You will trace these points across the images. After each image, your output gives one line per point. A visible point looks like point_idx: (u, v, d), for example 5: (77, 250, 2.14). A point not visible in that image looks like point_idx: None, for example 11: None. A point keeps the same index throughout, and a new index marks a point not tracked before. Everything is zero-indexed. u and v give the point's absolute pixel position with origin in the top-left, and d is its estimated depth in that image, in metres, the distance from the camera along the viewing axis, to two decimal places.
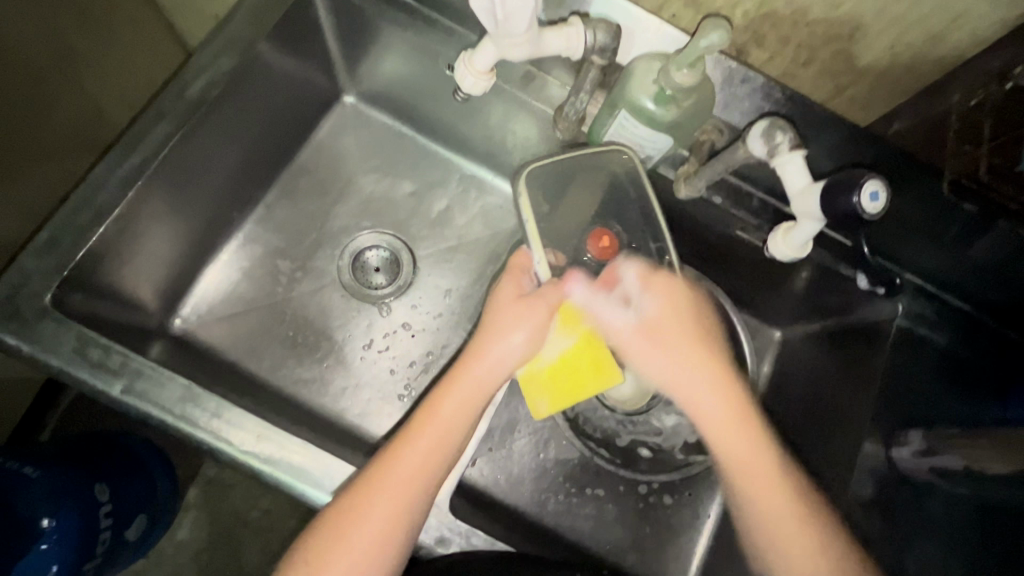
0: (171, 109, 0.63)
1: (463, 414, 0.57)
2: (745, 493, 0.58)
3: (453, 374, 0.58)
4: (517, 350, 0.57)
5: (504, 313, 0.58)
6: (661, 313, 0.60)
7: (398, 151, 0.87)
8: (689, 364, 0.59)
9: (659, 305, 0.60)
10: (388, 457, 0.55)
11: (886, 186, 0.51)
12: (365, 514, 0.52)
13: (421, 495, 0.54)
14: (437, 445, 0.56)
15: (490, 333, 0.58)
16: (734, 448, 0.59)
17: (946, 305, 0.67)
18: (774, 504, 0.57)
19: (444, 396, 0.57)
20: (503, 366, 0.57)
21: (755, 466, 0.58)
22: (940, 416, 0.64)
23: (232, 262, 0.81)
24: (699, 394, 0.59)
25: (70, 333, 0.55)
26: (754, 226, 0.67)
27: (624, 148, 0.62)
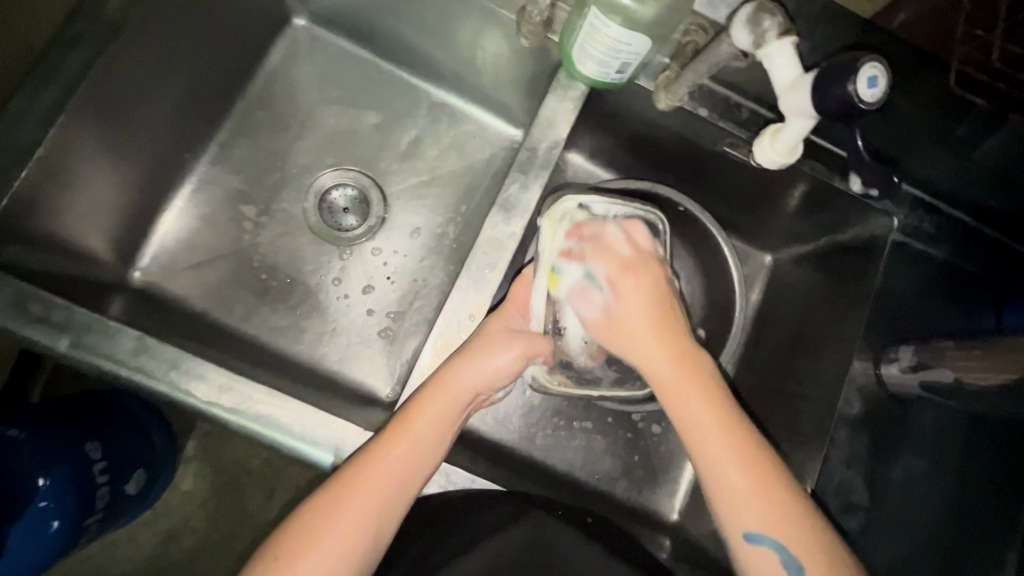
0: (87, 31, 0.56)
1: (440, 427, 0.53)
2: (708, 469, 0.49)
3: (426, 390, 0.54)
4: (493, 373, 0.56)
5: (485, 337, 0.56)
6: (630, 302, 0.54)
7: (360, 77, 0.80)
8: (652, 332, 0.53)
9: (631, 293, 0.54)
10: (358, 476, 0.49)
11: (885, 70, 0.46)
12: (326, 532, 0.48)
13: (391, 514, 0.50)
14: (411, 460, 0.51)
15: (468, 355, 0.55)
16: (687, 406, 0.51)
17: (944, 216, 0.63)
18: (730, 464, 0.49)
19: (419, 411, 0.53)
20: (474, 387, 0.55)
21: (705, 417, 0.50)
22: (937, 329, 0.61)
23: (189, 208, 0.76)
24: (665, 374, 0.52)
25: (7, 286, 0.52)
26: (744, 139, 0.62)
27: (595, 55, 0.54)
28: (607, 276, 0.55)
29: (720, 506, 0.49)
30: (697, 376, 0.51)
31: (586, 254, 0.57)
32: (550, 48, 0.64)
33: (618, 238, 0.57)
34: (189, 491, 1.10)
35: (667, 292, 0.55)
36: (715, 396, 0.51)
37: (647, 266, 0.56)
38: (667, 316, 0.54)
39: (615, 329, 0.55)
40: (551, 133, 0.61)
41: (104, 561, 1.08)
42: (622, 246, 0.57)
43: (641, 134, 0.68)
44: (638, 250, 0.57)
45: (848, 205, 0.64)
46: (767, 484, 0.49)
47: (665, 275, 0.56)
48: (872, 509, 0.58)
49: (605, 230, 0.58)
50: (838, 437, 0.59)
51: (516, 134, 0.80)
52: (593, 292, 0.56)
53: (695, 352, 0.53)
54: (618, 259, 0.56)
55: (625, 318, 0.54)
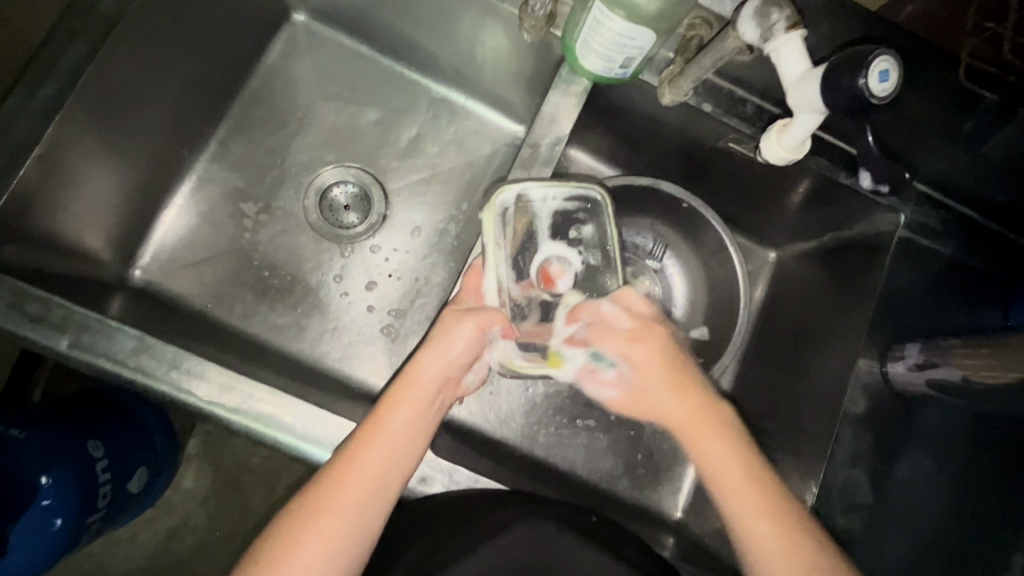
0: (83, 27, 0.56)
1: (414, 420, 0.52)
2: (739, 523, 0.50)
3: (395, 387, 0.54)
4: (454, 361, 0.54)
5: (443, 325, 0.55)
6: (644, 374, 0.54)
7: (360, 74, 0.79)
8: (673, 394, 0.53)
9: (644, 362, 0.54)
10: (335, 477, 0.49)
11: (897, 63, 0.45)
12: (308, 536, 0.48)
13: (370, 512, 0.49)
14: (388, 457, 0.50)
15: (429, 348, 0.55)
16: (717, 465, 0.51)
17: (951, 213, 0.62)
18: (756, 516, 0.49)
19: (390, 407, 0.52)
20: (440, 377, 0.54)
21: (732, 474, 0.51)
22: (944, 327, 0.60)
23: (189, 206, 0.75)
24: (692, 435, 0.53)
25: (6, 285, 0.51)
26: (748, 135, 0.61)
27: (598, 49, 0.53)
28: (615, 353, 0.54)
29: (752, 559, 0.49)
30: (720, 433, 0.52)
31: (589, 338, 0.55)
32: (552, 43, 0.64)
33: (618, 314, 0.55)
34: (191, 489, 1.10)
35: (676, 353, 0.55)
36: (739, 448, 0.52)
37: (652, 332, 0.55)
38: (679, 379, 0.54)
39: (635, 403, 0.55)
40: (553, 129, 0.60)
41: (107, 559, 1.08)
42: (622, 319, 0.55)
43: (645, 130, 0.67)
44: (639, 317, 0.56)
45: (854, 201, 0.63)
46: (773, 509, 0.50)
47: (670, 336, 0.56)
48: (877, 508, 0.57)
49: (601, 308, 0.56)
50: (843, 435, 0.58)
51: (517, 131, 0.79)
52: (603, 371, 0.56)
53: (715, 406, 0.53)
54: (623, 334, 0.54)
55: (646, 387, 0.54)
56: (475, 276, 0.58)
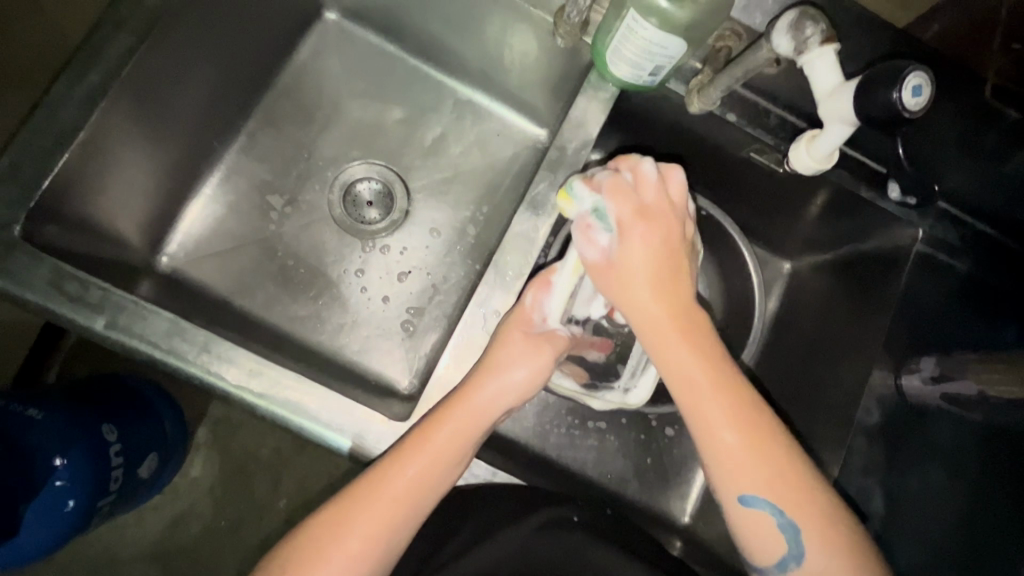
0: (130, 18, 0.58)
1: (458, 446, 0.52)
2: (701, 430, 0.49)
3: (446, 406, 0.54)
4: (515, 389, 0.55)
5: (511, 348, 0.55)
6: (635, 247, 0.53)
7: (387, 73, 0.80)
8: (656, 290, 0.52)
9: (639, 241, 0.53)
10: (372, 487, 0.50)
11: (929, 79, 0.47)
12: (336, 544, 0.49)
13: (403, 528, 0.50)
14: (428, 478, 0.51)
15: (490, 368, 0.55)
16: (681, 363, 0.50)
17: (969, 229, 0.63)
18: (723, 425, 0.49)
19: (437, 427, 0.52)
20: (497, 402, 0.54)
21: (701, 380, 0.50)
22: (960, 341, 0.60)
23: (216, 196, 0.77)
24: (660, 323, 0.52)
25: (45, 266, 0.53)
26: (771, 146, 0.62)
27: (629, 55, 0.54)
28: (619, 218, 0.54)
29: (712, 468, 0.49)
30: (694, 336, 0.51)
31: (604, 186, 0.55)
32: (581, 49, 0.65)
33: (651, 178, 0.55)
34: (199, 477, 1.11)
35: (672, 255, 0.54)
36: (716, 360, 0.50)
37: (663, 220, 0.54)
38: (668, 278, 0.53)
39: (614, 271, 0.53)
40: (580, 132, 0.62)
41: (113, 543, 1.09)
42: (650, 186, 0.55)
43: (667, 137, 0.68)
44: (665, 198, 0.55)
45: (873, 214, 0.64)
46: (757, 445, 0.49)
47: (678, 233, 0.55)
48: (888, 518, 0.58)
49: (640, 165, 0.56)
50: (855, 445, 0.59)
51: (539, 134, 0.81)
52: (599, 232, 0.54)
53: (694, 316, 0.52)
54: (632, 203, 0.54)
55: (625, 266, 0.53)
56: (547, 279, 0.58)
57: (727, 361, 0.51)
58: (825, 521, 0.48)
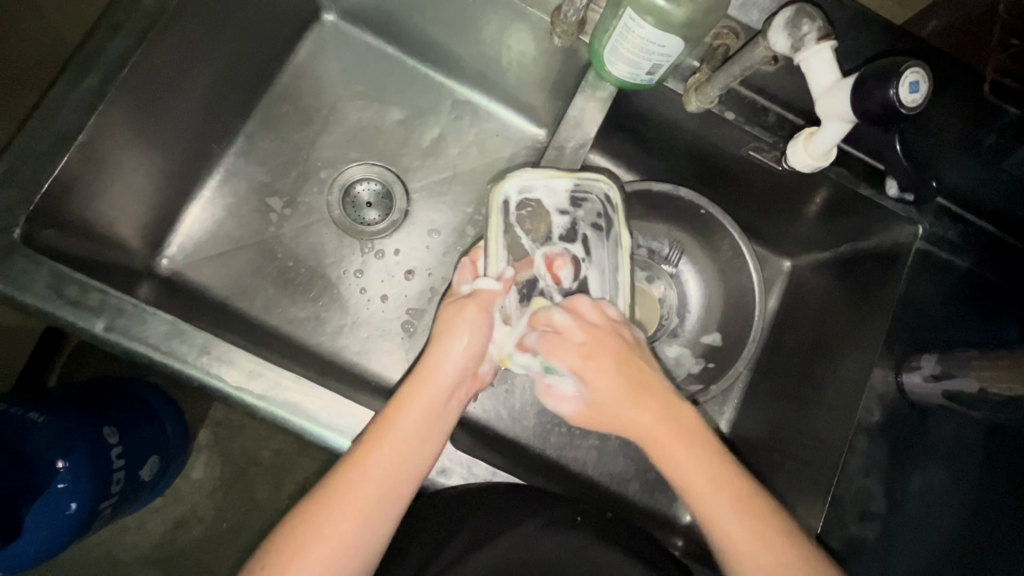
0: (128, 22, 0.58)
1: (425, 425, 0.52)
2: (718, 533, 0.49)
3: (410, 385, 0.54)
4: (463, 353, 0.53)
5: (445, 317, 0.54)
6: (598, 388, 0.50)
7: (386, 74, 0.80)
8: (633, 405, 0.50)
9: (596, 377, 0.50)
10: (346, 473, 0.50)
11: (926, 75, 0.47)
12: (315, 533, 0.48)
13: (379, 516, 0.50)
14: (397, 461, 0.50)
15: (438, 343, 0.54)
16: (685, 471, 0.49)
17: (969, 226, 0.63)
18: (732, 523, 0.48)
19: (402, 407, 0.52)
20: (453, 374, 0.54)
21: (703, 483, 0.49)
22: (960, 338, 0.60)
23: (215, 199, 0.77)
24: (650, 440, 0.50)
25: (44, 269, 0.53)
26: (770, 144, 0.62)
27: (627, 54, 0.54)
28: (568, 367, 0.51)
29: (729, 566, 0.49)
30: (687, 439, 0.50)
31: (539, 347, 0.52)
32: (578, 48, 0.65)
33: (570, 320, 0.52)
34: (201, 479, 1.11)
35: (632, 363, 0.51)
36: (711, 457, 0.50)
37: (605, 342, 0.51)
38: (635, 388, 0.51)
39: (598, 418, 0.51)
40: (578, 132, 0.61)
41: (115, 545, 1.09)
42: (575, 329, 0.51)
43: (666, 136, 0.68)
44: (595, 325, 0.52)
45: (873, 211, 0.64)
46: (762, 521, 0.48)
47: (626, 343, 0.52)
48: (890, 517, 0.58)
49: (553, 317, 0.52)
50: (857, 444, 0.58)
51: (537, 134, 0.81)
52: (560, 382, 0.52)
53: (684, 417, 0.51)
54: (575, 348, 0.51)
55: (599, 407, 0.51)
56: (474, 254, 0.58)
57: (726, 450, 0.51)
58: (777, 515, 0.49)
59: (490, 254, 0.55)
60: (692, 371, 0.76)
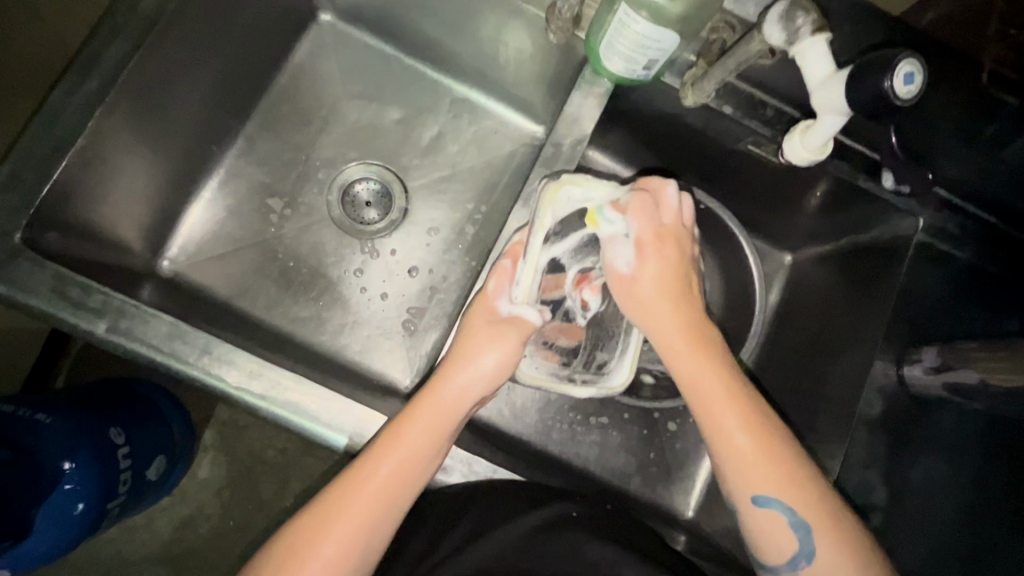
0: (126, 25, 0.58)
1: (431, 438, 0.53)
2: (714, 430, 0.51)
3: (418, 401, 0.54)
4: (482, 375, 0.56)
5: (470, 339, 0.57)
6: (651, 267, 0.57)
7: (384, 73, 0.81)
8: (672, 304, 0.56)
9: (657, 258, 0.57)
10: (349, 486, 0.50)
11: (920, 67, 0.46)
12: (317, 545, 0.49)
13: (381, 527, 0.51)
14: (402, 473, 0.51)
15: (456, 361, 0.56)
16: (693, 368, 0.53)
17: (970, 217, 0.62)
18: (737, 428, 0.50)
19: (408, 423, 0.53)
20: (467, 391, 0.56)
21: (712, 388, 0.52)
22: (960, 330, 0.60)
23: (216, 200, 0.77)
24: (674, 337, 0.55)
25: (47, 272, 0.53)
26: (768, 138, 0.62)
27: (623, 49, 0.54)
28: (640, 235, 0.57)
29: (721, 461, 0.51)
30: (704, 348, 0.54)
31: (629, 207, 0.58)
32: (575, 44, 0.65)
33: (673, 199, 0.59)
34: (207, 478, 1.12)
35: (688, 272, 0.58)
36: (726, 370, 0.52)
37: (680, 238, 0.59)
38: (681, 291, 0.57)
39: (634, 292, 0.57)
40: (575, 129, 0.61)
41: (124, 544, 1.10)
42: (670, 211, 0.58)
43: (664, 131, 0.68)
44: (681, 221, 0.59)
45: (873, 204, 0.64)
46: (772, 451, 0.50)
47: (691, 252, 0.59)
48: (892, 510, 0.58)
49: (664, 189, 0.59)
50: (858, 437, 0.58)
51: (536, 131, 0.81)
52: (622, 243, 0.58)
53: (707, 330, 0.55)
54: (656, 223, 0.58)
55: (643, 282, 0.57)
56: (515, 255, 0.58)
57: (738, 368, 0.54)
58: (777, 435, 0.51)
59: (530, 263, 0.57)
60: None
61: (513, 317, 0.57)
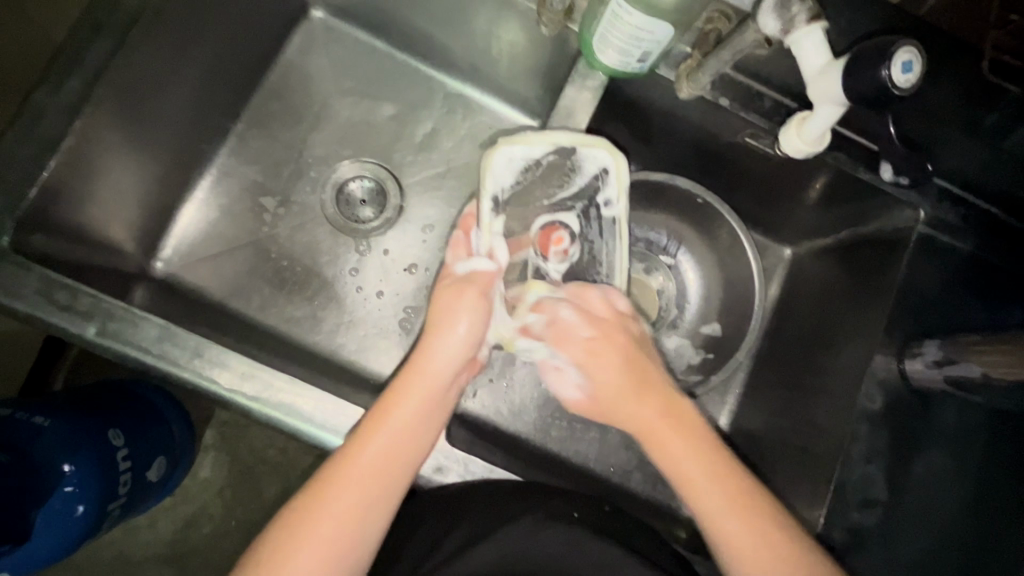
0: (110, 23, 0.57)
1: (419, 418, 0.53)
2: (708, 522, 0.51)
3: (402, 381, 0.54)
4: (460, 345, 0.55)
5: (441, 308, 0.56)
6: (603, 379, 0.55)
7: (377, 69, 0.80)
8: (638, 399, 0.54)
9: (599, 368, 0.55)
10: (339, 470, 0.50)
11: (920, 55, 0.45)
12: (309, 532, 0.48)
13: (374, 513, 0.50)
14: (391, 454, 0.51)
15: (434, 332, 0.56)
16: (678, 463, 0.52)
17: (971, 207, 0.61)
18: (725, 514, 0.50)
19: (394, 403, 0.52)
20: (449, 365, 0.55)
21: (695, 474, 0.51)
22: (960, 324, 0.59)
23: (208, 200, 0.77)
24: (651, 432, 0.54)
25: (35, 275, 0.53)
26: (765, 130, 0.61)
27: (616, 41, 0.53)
28: (573, 360, 0.56)
29: (723, 556, 0.50)
30: (681, 429, 0.53)
31: (544, 336, 0.56)
32: (567, 37, 0.64)
33: (573, 316, 0.56)
34: (207, 479, 1.12)
35: (635, 358, 0.56)
36: (700, 451, 0.52)
37: (612, 337, 0.56)
38: (641, 381, 0.55)
39: (599, 408, 0.56)
40: (569, 124, 0.60)
41: (126, 545, 1.10)
42: (577, 323, 0.56)
43: (661, 124, 0.67)
44: (602, 317, 0.56)
45: (874, 197, 0.63)
46: (753, 520, 0.50)
47: (634, 336, 0.57)
48: (892, 505, 0.57)
49: (559, 312, 0.56)
50: (858, 433, 0.58)
51: (531, 126, 0.80)
52: (567, 371, 0.57)
53: (680, 410, 0.54)
54: (580, 341, 0.56)
55: (602, 395, 0.55)
56: (466, 227, 0.59)
57: (718, 447, 0.53)
58: (749, 489, 0.52)
59: (485, 230, 0.58)
60: (694, 362, 0.74)
61: (470, 273, 0.57)
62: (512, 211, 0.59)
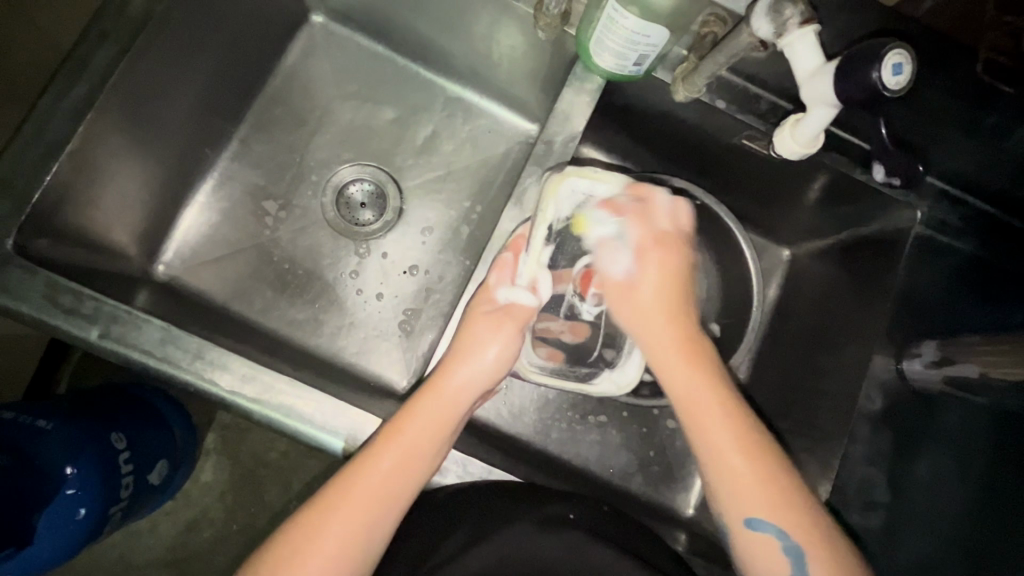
0: (115, 30, 0.58)
1: (430, 434, 0.53)
2: (710, 452, 0.50)
3: (419, 397, 0.55)
4: (482, 369, 0.57)
5: (469, 332, 0.58)
6: (650, 274, 0.56)
7: (377, 74, 0.80)
8: (668, 315, 0.55)
9: (654, 265, 0.56)
10: (348, 482, 0.50)
11: (910, 56, 0.46)
12: (314, 544, 0.48)
13: (379, 525, 0.50)
14: (401, 468, 0.51)
15: (457, 355, 0.57)
16: (684, 385, 0.52)
17: (969, 207, 0.61)
18: (733, 450, 0.49)
19: (408, 419, 0.53)
20: (468, 386, 0.56)
21: (702, 397, 0.51)
22: (964, 324, 0.59)
23: (211, 204, 0.77)
24: (665, 346, 0.54)
25: (40, 279, 0.53)
26: (762, 132, 0.61)
27: (612, 45, 0.54)
28: (638, 241, 0.57)
29: (713, 479, 0.50)
30: (698, 362, 0.53)
31: (626, 210, 0.58)
32: (566, 41, 0.65)
33: (663, 207, 0.58)
34: (210, 482, 1.13)
35: (684, 278, 0.57)
36: (718, 383, 0.51)
37: (675, 249, 0.57)
38: (678, 301, 0.55)
39: (629, 296, 0.56)
40: (567, 127, 0.61)
41: (128, 549, 1.10)
42: (664, 217, 0.58)
43: (658, 127, 0.68)
44: (677, 227, 0.58)
45: (871, 198, 0.63)
46: (778, 495, 0.48)
47: (689, 261, 0.58)
48: (894, 505, 0.57)
49: (654, 196, 0.58)
50: (858, 433, 0.58)
51: (530, 129, 0.80)
52: (621, 253, 0.57)
53: (701, 342, 0.54)
54: (653, 229, 0.57)
55: (641, 289, 0.56)
56: (516, 248, 0.59)
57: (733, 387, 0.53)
58: (778, 467, 0.49)
59: (533, 259, 0.59)
60: None
61: (510, 304, 0.59)
62: (563, 242, 0.60)
